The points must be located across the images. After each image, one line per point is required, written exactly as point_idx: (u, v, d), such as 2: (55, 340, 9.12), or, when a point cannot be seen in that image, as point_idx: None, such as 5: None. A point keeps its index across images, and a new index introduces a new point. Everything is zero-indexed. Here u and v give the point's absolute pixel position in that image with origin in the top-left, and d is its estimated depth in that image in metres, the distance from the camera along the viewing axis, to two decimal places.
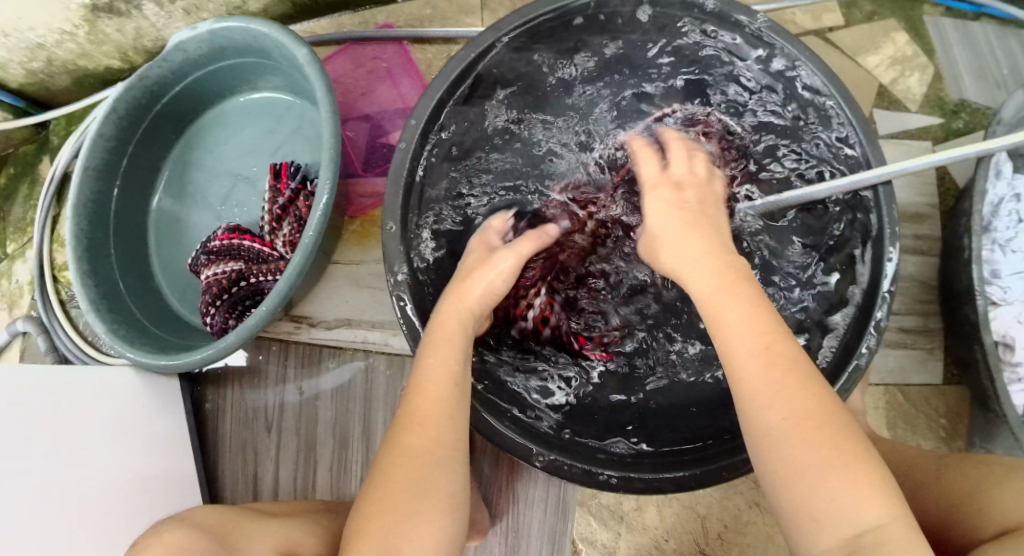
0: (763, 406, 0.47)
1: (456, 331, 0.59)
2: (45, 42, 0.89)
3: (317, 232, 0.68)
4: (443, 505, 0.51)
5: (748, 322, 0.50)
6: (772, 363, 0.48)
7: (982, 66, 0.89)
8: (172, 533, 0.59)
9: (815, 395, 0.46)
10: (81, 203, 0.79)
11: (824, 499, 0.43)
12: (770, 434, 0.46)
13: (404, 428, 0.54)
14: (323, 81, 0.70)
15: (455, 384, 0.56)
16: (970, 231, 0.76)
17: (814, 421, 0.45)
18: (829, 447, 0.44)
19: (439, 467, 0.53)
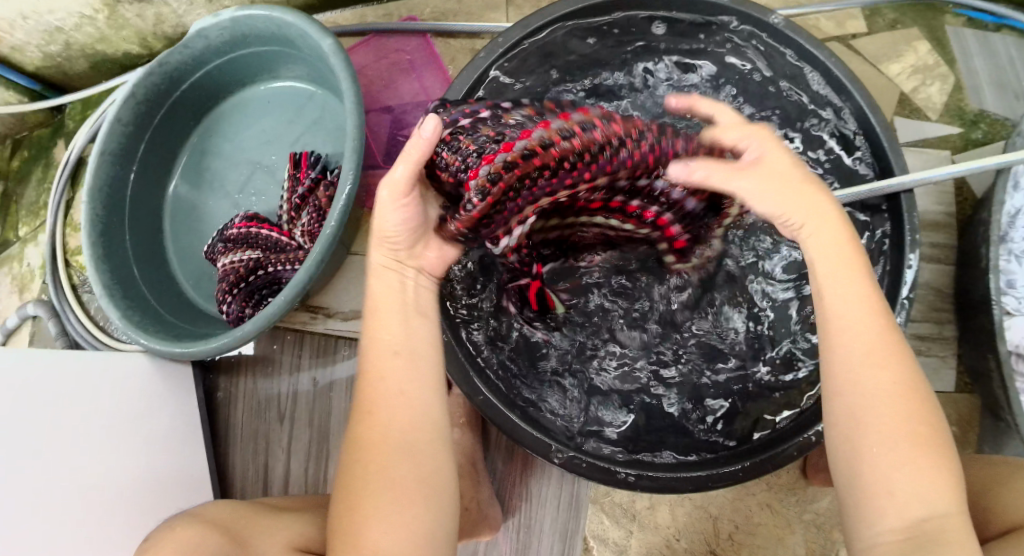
0: (866, 365, 0.46)
1: (388, 294, 0.52)
2: (64, 25, 0.89)
3: (339, 222, 0.68)
4: (408, 494, 0.47)
5: (860, 295, 0.49)
6: (881, 333, 0.47)
7: (1003, 77, 0.89)
8: (185, 528, 0.59)
9: (916, 374, 0.47)
10: (97, 188, 0.79)
11: (905, 476, 0.43)
12: (870, 397, 0.46)
13: (359, 416, 0.50)
14: (348, 72, 0.70)
15: (398, 351, 0.50)
16: (988, 241, 0.76)
17: (914, 396, 0.46)
18: (922, 425, 0.45)
19: (400, 454, 0.48)
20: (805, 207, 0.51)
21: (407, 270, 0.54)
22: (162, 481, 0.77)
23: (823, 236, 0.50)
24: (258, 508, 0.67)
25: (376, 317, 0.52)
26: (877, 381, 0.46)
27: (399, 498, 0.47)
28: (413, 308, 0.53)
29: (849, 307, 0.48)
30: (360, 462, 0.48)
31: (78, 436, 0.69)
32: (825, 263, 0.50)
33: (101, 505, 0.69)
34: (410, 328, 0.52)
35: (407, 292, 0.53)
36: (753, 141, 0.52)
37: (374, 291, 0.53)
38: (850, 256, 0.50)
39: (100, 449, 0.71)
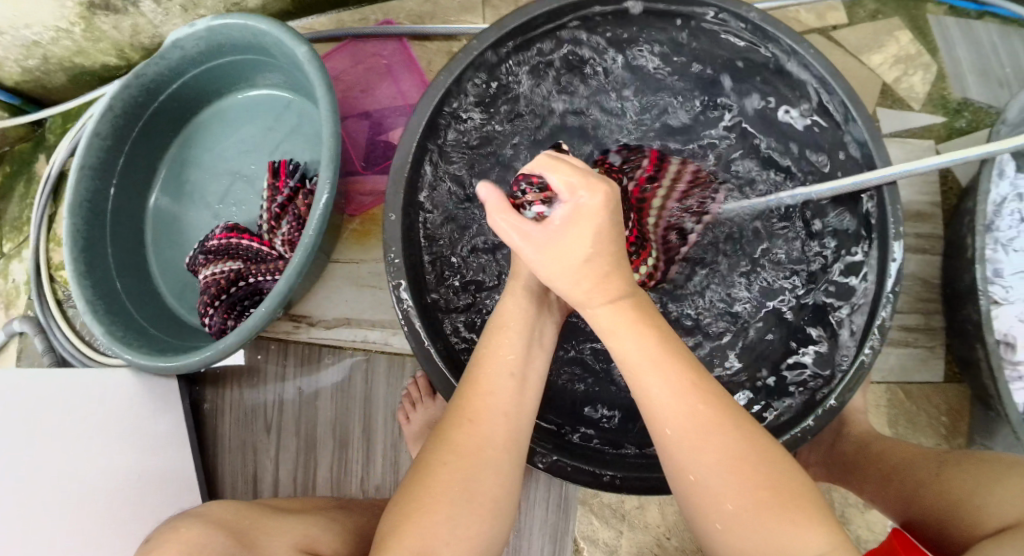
0: (695, 451, 0.49)
1: (517, 318, 0.56)
2: (41, 39, 0.88)
3: (318, 231, 0.68)
4: (485, 508, 0.50)
5: (667, 383, 0.50)
6: (698, 409, 0.49)
7: (985, 65, 0.89)
8: (188, 528, 0.56)
9: (734, 434, 0.49)
10: (77, 202, 0.79)
11: (763, 537, 0.47)
12: (708, 485, 0.48)
13: (458, 420, 0.52)
14: (323, 80, 0.69)
15: (511, 375, 0.54)
16: (973, 231, 0.76)
17: (744, 462, 0.48)
18: (762, 486, 0.48)
19: (486, 465, 0.50)
20: (584, 296, 0.52)
21: (542, 303, 0.59)
22: (153, 492, 0.77)
23: (611, 326, 0.52)
24: (261, 509, 0.65)
25: (498, 336, 0.56)
26: (698, 472, 0.49)
27: (472, 509, 0.49)
28: (536, 338, 0.57)
29: (655, 398, 0.50)
30: (447, 464, 0.50)
31: (66, 449, 0.69)
32: (624, 357, 0.52)
33: (92, 517, 0.69)
34: (529, 358, 0.56)
35: (537, 320, 0.58)
36: (563, 209, 0.50)
37: (502, 311, 0.57)
38: (640, 332, 0.52)
39: (89, 462, 0.71)
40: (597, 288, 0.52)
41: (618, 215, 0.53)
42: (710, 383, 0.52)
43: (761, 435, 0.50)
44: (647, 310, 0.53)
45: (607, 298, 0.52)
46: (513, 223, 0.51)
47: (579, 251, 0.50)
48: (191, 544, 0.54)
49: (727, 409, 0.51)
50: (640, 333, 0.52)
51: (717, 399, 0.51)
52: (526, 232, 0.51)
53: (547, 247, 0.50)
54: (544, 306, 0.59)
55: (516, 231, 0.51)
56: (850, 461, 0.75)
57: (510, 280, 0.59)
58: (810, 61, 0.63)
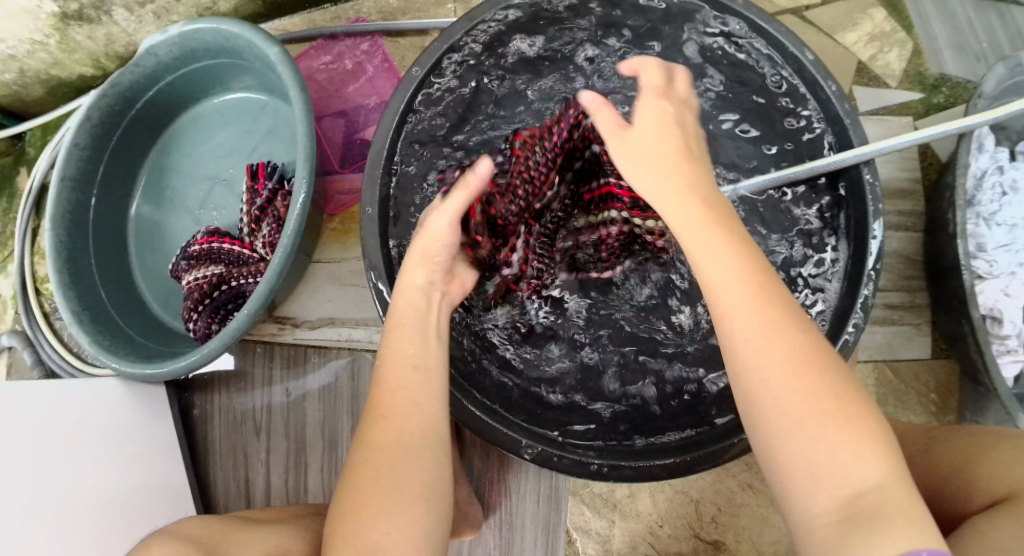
0: (768, 344, 0.45)
1: (410, 313, 0.56)
2: (16, 53, 0.88)
3: (296, 231, 0.68)
4: (416, 497, 0.49)
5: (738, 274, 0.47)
6: (768, 307, 0.46)
7: (961, 39, 0.89)
8: (162, 544, 0.58)
9: (811, 343, 0.45)
10: (59, 214, 0.79)
11: (822, 450, 0.43)
12: (768, 379, 0.45)
13: (373, 419, 0.52)
14: (295, 80, 0.69)
15: (414, 367, 0.54)
16: (953, 206, 0.76)
17: (815, 367, 0.44)
18: (829, 395, 0.44)
19: (405, 457, 0.50)
20: (659, 193, 0.52)
21: (433, 291, 0.58)
22: (147, 500, 0.77)
23: (687, 218, 0.50)
24: (236, 522, 0.66)
25: (396, 336, 0.56)
26: (765, 358, 0.45)
27: (405, 502, 0.48)
28: (432, 330, 0.56)
29: (726, 288, 0.47)
30: (371, 460, 0.50)
31: (59, 464, 0.69)
32: (691, 246, 0.49)
33: (89, 531, 0.69)
34: (427, 348, 0.55)
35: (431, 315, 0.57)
36: (642, 107, 0.56)
37: (397, 310, 0.57)
38: (717, 231, 0.49)
39: (82, 476, 0.71)
40: (676, 172, 0.52)
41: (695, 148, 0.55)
42: (782, 288, 0.48)
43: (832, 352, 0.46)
44: (720, 208, 0.50)
45: (688, 185, 0.51)
46: (610, 124, 0.56)
47: (662, 143, 0.53)
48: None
49: (802, 319, 0.47)
50: (717, 226, 0.49)
51: (788, 305, 0.47)
52: (612, 140, 0.55)
53: (624, 142, 0.54)
54: (436, 302, 0.59)
55: (613, 131, 0.55)
56: None
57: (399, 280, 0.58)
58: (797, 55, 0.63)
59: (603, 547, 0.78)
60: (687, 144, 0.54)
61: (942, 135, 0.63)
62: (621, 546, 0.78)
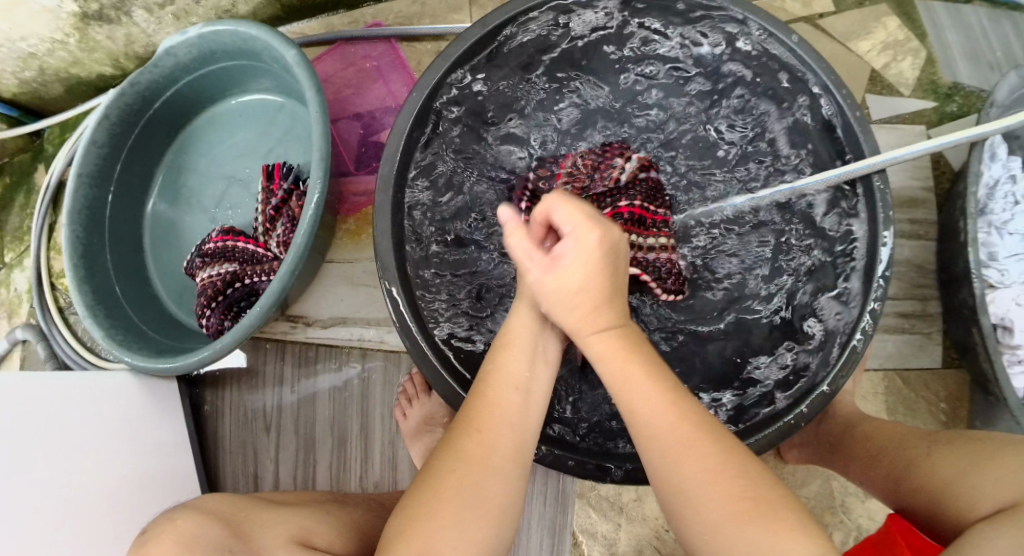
0: (683, 456, 0.46)
1: (521, 333, 0.55)
2: (37, 51, 0.89)
3: (309, 230, 0.69)
4: (492, 513, 0.49)
5: (648, 396, 0.48)
6: (676, 423, 0.47)
7: (974, 49, 0.89)
8: (184, 520, 0.58)
9: (715, 450, 0.46)
10: (75, 210, 0.80)
11: (743, 551, 0.43)
12: (690, 496, 0.45)
13: (467, 429, 0.51)
14: (312, 82, 0.70)
15: (518, 388, 0.53)
16: (965, 214, 0.76)
17: (725, 475, 0.45)
18: (741, 492, 0.45)
19: (494, 473, 0.50)
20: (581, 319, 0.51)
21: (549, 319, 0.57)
22: (154, 497, 0.78)
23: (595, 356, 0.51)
24: (255, 500, 0.66)
25: (503, 355, 0.55)
26: (684, 475, 0.46)
27: (481, 517, 0.49)
28: (539, 354, 0.56)
29: (639, 407, 0.48)
30: (455, 471, 0.50)
31: (79, 460, 0.70)
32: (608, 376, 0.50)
33: (101, 523, 0.70)
34: (534, 371, 0.55)
35: (541, 339, 0.56)
36: (569, 239, 0.51)
37: (511, 326, 0.56)
38: (627, 357, 0.50)
39: (97, 472, 0.72)
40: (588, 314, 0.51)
41: (616, 264, 0.53)
42: (691, 399, 0.50)
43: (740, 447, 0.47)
44: (635, 338, 0.52)
45: (598, 324, 0.51)
46: (525, 246, 0.53)
47: (589, 287, 0.51)
48: (189, 534, 0.56)
49: (710, 428, 0.48)
50: (626, 359, 0.50)
51: (698, 417, 0.48)
52: (531, 262, 0.53)
53: (544, 280, 0.52)
54: (553, 323, 0.57)
55: (526, 256, 0.53)
56: (838, 441, 0.75)
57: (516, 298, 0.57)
58: (788, 46, 0.64)
59: (609, 551, 0.78)
60: (610, 277, 0.52)
61: (947, 146, 0.64)
62: (627, 550, 0.78)
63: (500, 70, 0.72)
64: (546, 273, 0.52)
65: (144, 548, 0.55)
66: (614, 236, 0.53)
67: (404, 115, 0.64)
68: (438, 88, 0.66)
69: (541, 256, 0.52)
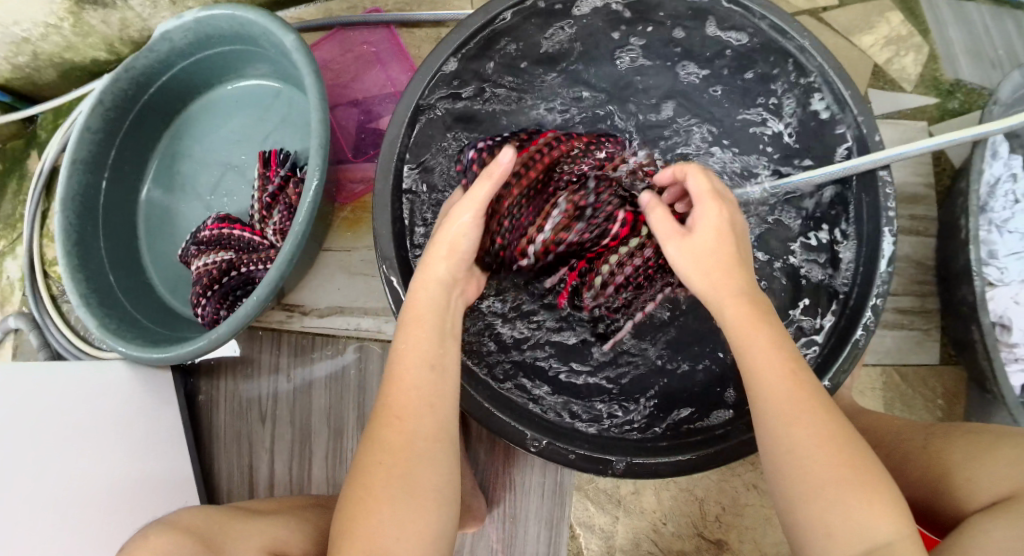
0: (799, 415, 0.48)
1: (431, 306, 0.55)
2: (30, 36, 0.88)
3: (307, 218, 0.68)
4: (429, 501, 0.49)
5: (769, 354, 0.51)
6: (795, 387, 0.49)
7: (977, 45, 0.89)
8: (158, 537, 0.58)
9: (833, 420, 0.48)
10: (69, 197, 0.79)
11: (836, 512, 0.45)
12: (794, 450, 0.47)
13: (385, 420, 0.51)
14: (311, 67, 0.69)
15: (429, 366, 0.53)
16: (967, 211, 0.76)
17: (835, 442, 0.47)
18: (849, 463, 0.47)
19: (421, 460, 0.50)
20: (709, 284, 0.55)
21: (453, 293, 0.57)
22: (147, 492, 0.77)
23: (728, 320, 0.53)
24: (235, 511, 0.65)
25: (414, 332, 0.54)
26: (805, 431, 0.48)
27: (417, 505, 0.49)
28: (449, 329, 0.55)
29: (761, 369, 0.50)
30: (383, 466, 0.49)
31: (67, 456, 0.69)
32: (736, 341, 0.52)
33: (96, 517, 0.69)
34: (445, 348, 0.54)
35: (450, 313, 0.56)
36: (699, 212, 0.56)
37: (416, 301, 0.54)
38: (753, 323, 0.52)
39: (87, 467, 0.70)
40: (721, 278, 0.54)
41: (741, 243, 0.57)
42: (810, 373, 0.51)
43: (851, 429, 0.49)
44: (763, 308, 0.54)
45: (729, 291, 0.54)
46: (666, 226, 0.57)
47: (715, 254, 0.55)
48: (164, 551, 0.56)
49: (827, 403, 0.49)
50: (755, 327, 0.52)
51: (818, 390, 0.50)
52: (671, 240, 0.57)
53: (688, 250, 0.56)
54: (454, 296, 0.57)
55: (669, 235, 0.57)
56: None
57: (421, 266, 0.56)
58: (796, 40, 0.64)
59: (606, 544, 0.78)
60: (742, 250, 0.56)
61: (955, 142, 0.63)
62: (625, 543, 0.78)
63: (502, 57, 0.71)
64: (465, 236, 0.55)
65: None
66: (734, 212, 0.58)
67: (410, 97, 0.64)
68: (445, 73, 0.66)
69: (678, 232, 0.57)
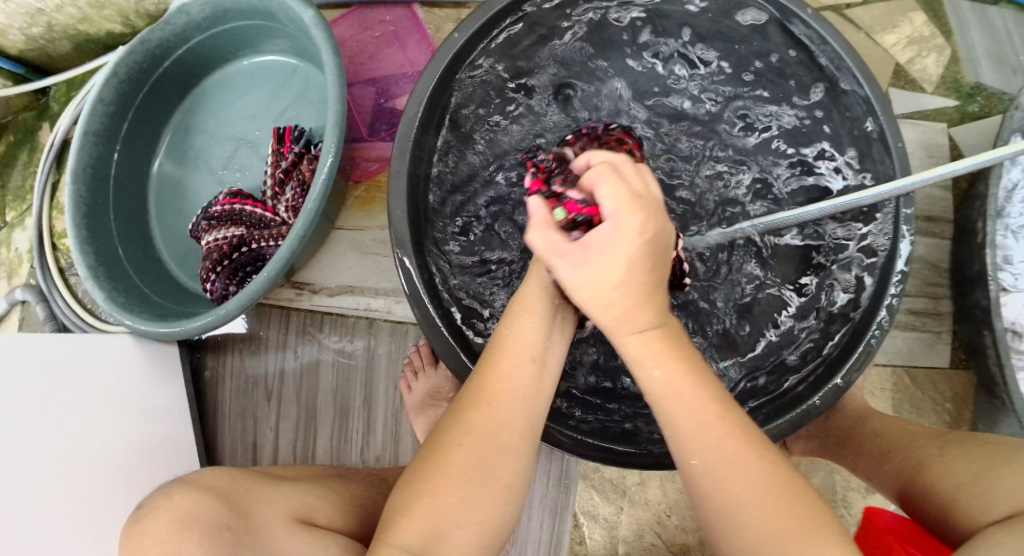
0: (727, 458, 0.46)
1: (542, 296, 0.54)
2: (45, 7, 0.87)
3: (321, 195, 0.67)
4: (498, 494, 0.48)
5: (684, 397, 0.47)
6: (720, 433, 0.47)
7: (1001, 48, 0.88)
8: (180, 495, 0.56)
9: (762, 467, 0.46)
10: (80, 168, 0.78)
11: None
12: (722, 507, 0.46)
13: (475, 402, 0.50)
14: (329, 44, 0.69)
15: (532, 359, 0.52)
16: (985, 215, 0.75)
17: (771, 495, 0.45)
18: (784, 516, 0.44)
19: (502, 449, 0.49)
20: (612, 321, 0.49)
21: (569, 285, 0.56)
22: (151, 464, 0.77)
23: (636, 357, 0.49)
24: (258, 475, 0.63)
25: (520, 321, 0.53)
26: (721, 495, 0.46)
27: (486, 493, 0.48)
28: (557, 324, 0.55)
29: (681, 421, 0.47)
30: (463, 446, 0.48)
31: (72, 426, 0.69)
32: (653, 388, 0.48)
33: (104, 484, 0.70)
34: (551, 342, 0.53)
35: (560, 308, 0.55)
36: (605, 229, 0.48)
37: (523, 295, 0.55)
38: (666, 364, 0.48)
39: (92, 437, 0.71)
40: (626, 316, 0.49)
41: (655, 248, 0.50)
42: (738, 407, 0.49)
43: (793, 473, 0.47)
44: (674, 339, 0.49)
45: (634, 326, 0.49)
46: (554, 240, 0.50)
47: (601, 276, 0.48)
48: (187, 512, 0.54)
49: (753, 440, 0.47)
50: (664, 358, 0.48)
51: (747, 424, 0.48)
52: (567, 255, 0.50)
53: (586, 272, 0.48)
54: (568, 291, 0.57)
55: (554, 250, 0.50)
56: (846, 434, 0.75)
57: (535, 264, 0.57)
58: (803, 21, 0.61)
59: (609, 534, 0.78)
60: (643, 261, 0.49)
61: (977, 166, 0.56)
62: (628, 534, 0.78)
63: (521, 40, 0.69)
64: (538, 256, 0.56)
65: (139, 523, 0.54)
66: (659, 224, 0.50)
67: (420, 86, 0.62)
68: (447, 77, 0.64)
69: (573, 245, 0.50)
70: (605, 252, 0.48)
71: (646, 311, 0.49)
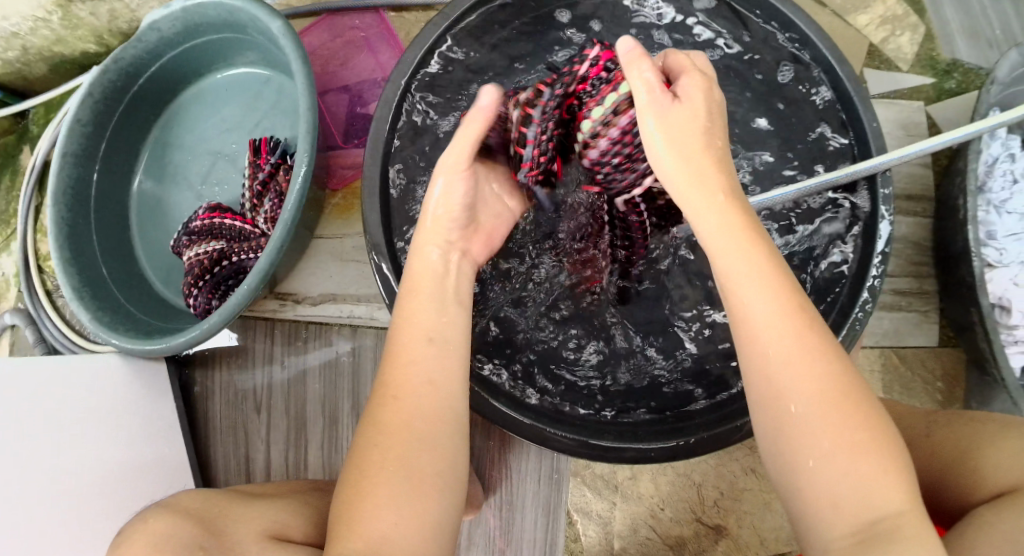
0: (799, 351, 0.45)
1: (426, 279, 0.55)
2: (19, 30, 0.87)
3: (296, 205, 0.67)
4: (430, 485, 0.48)
5: (761, 282, 0.47)
6: (798, 328, 0.46)
7: (974, 23, 0.88)
8: (157, 520, 0.57)
9: (837, 367, 0.45)
10: (60, 189, 0.78)
11: (843, 484, 0.43)
12: (802, 402, 0.44)
13: (381, 398, 0.50)
14: (299, 53, 0.69)
15: (427, 339, 0.52)
16: (964, 191, 0.74)
17: (844, 394, 0.44)
18: (858, 429, 0.44)
19: (421, 439, 0.49)
20: (689, 191, 0.50)
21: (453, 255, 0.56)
22: (146, 482, 0.77)
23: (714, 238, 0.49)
24: (236, 495, 0.65)
25: (410, 303, 0.54)
26: (802, 398, 0.45)
27: (417, 490, 0.47)
28: (450, 296, 0.55)
29: (755, 314, 0.47)
30: (380, 445, 0.49)
31: (63, 448, 0.69)
32: (724, 270, 0.48)
33: (90, 504, 0.69)
34: (443, 315, 0.53)
35: (448, 280, 0.55)
36: (686, 84, 0.52)
37: (411, 277, 0.55)
38: (744, 247, 0.48)
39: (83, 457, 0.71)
40: (705, 189, 0.50)
41: (724, 132, 0.53)
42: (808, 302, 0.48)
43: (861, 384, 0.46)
44: (753, 225, 0.49)
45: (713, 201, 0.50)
46: (651, 78, 0.50)
47: (685, 136, 0.50)
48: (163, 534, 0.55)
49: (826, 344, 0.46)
50: (745, 248, 0.48)
51: (823, 331, 0.47)
52: (658, 100, 0.50)
53: (670, 123, 0.50)
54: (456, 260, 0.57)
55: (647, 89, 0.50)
56: None
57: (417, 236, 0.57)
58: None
59: (604, 530, 0.78)
60: (714, 139, 0.51)
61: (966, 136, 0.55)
62: (622, 528, 0.78)
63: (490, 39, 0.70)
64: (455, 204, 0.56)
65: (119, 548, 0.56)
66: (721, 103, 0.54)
67: (388, 90, 0.63)
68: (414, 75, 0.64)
69: (664, 93, 0.51)
70: (691, 114, 0.51)
71: (722, 188, 0.50)
